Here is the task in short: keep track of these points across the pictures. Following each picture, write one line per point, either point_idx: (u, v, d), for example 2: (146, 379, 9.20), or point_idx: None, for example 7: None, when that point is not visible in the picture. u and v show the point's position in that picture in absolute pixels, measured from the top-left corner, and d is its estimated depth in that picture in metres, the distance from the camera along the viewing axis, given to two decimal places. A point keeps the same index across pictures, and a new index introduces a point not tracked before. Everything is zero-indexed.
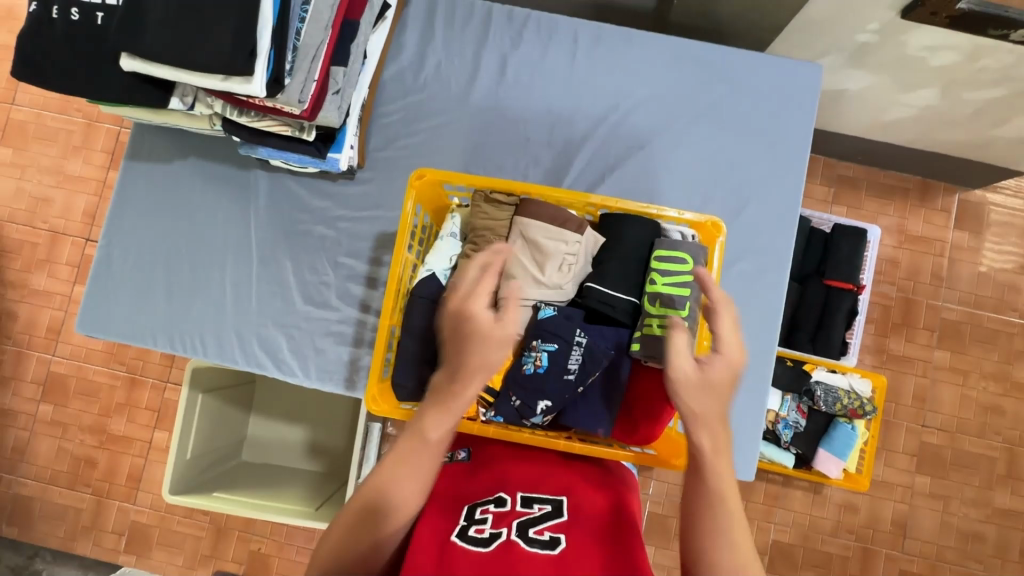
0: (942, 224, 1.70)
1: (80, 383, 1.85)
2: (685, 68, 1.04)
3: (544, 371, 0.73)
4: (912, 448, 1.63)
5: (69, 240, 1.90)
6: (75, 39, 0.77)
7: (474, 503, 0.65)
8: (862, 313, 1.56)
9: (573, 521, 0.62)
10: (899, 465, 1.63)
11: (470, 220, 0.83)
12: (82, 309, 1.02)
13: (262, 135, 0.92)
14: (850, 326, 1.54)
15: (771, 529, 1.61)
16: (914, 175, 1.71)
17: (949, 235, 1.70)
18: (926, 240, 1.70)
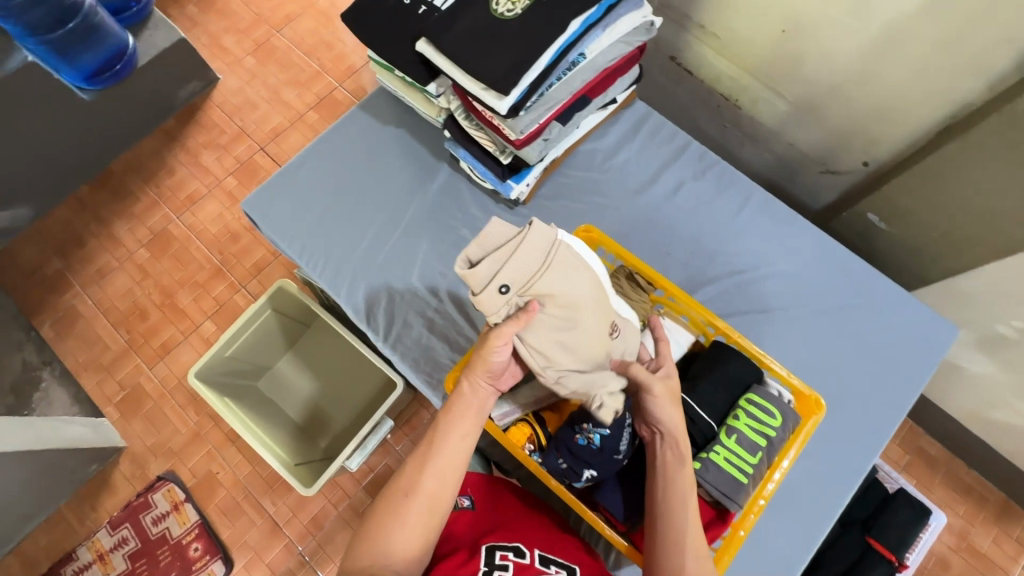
0: (1011, 554, 1.56)
1: (180, 249, 2.06)
2: (831, 268, 1.11)
3: (596, 449, 0.74)
4: None
5: (248, 143, 2.20)
6: (398, 15, 0.98)
7: (495, 547, 0.74)
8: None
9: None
10: None
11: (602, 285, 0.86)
12: (257, 191, 1.19)
13: (470, 142, 1.09)
14: None
15: None
16: (997, 489, 1.62)
17: (1014, 569, 1.55)
18: (986, 559, 1.56)
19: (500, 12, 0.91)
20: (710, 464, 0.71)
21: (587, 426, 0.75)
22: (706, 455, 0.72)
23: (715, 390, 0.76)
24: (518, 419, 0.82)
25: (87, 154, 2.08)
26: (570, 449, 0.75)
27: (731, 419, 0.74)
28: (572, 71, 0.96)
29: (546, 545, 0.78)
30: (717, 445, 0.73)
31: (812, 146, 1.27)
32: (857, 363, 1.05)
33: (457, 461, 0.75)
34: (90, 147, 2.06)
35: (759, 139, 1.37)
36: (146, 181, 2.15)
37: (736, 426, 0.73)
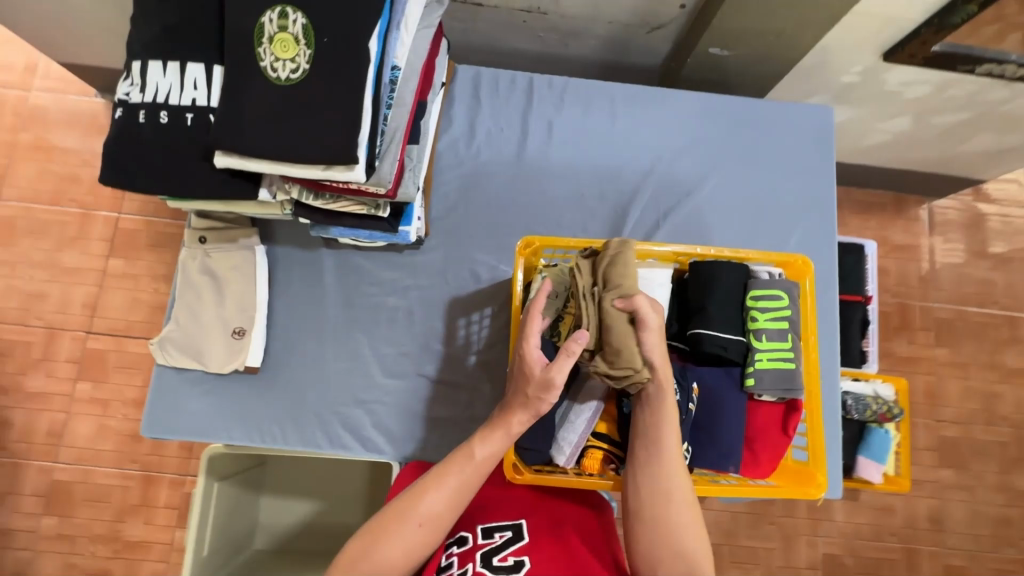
0: (919, 233, 1.73)
1: (87, 489, 1.70)
2: (714, 120, 1.13)
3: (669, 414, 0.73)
4: (933, 444, 1.60)
5: (69, 335, 1.78)
6: (169, 142, 0.77)
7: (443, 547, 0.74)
8: (874, 322, 1.47)
9: (533, 539, 0.71)
10: (924, 462, 1.59)
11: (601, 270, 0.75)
12: (147, 408, 0.97)
13: (337, 216, 0.94)
14: (865, 336, 1.44)
15: (820, 542, 1.52)
16: (887, 192, 1.75)
17: (927, 242, 1.72)
18: (908, 248, 1.72)
19: (284, 77, 0.74)
20: (761, 372, 0.74)
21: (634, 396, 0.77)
22: (754, 368, 0.75)
23: (725, 307, 0.77)
24: (586, 448, 0.77)
25: None
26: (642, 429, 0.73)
27: (752, 323, 0.76)
28: (396, 90, 0.82)
29: (487, 515, 0.76)
30: (757, 354, 0.75)
31: (629, 15, 1.23)
32: (780, 189, 1.11)
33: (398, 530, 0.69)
34: None
35: (578, 32, 1.30)
36: None
37: (760, 327, 0.76)
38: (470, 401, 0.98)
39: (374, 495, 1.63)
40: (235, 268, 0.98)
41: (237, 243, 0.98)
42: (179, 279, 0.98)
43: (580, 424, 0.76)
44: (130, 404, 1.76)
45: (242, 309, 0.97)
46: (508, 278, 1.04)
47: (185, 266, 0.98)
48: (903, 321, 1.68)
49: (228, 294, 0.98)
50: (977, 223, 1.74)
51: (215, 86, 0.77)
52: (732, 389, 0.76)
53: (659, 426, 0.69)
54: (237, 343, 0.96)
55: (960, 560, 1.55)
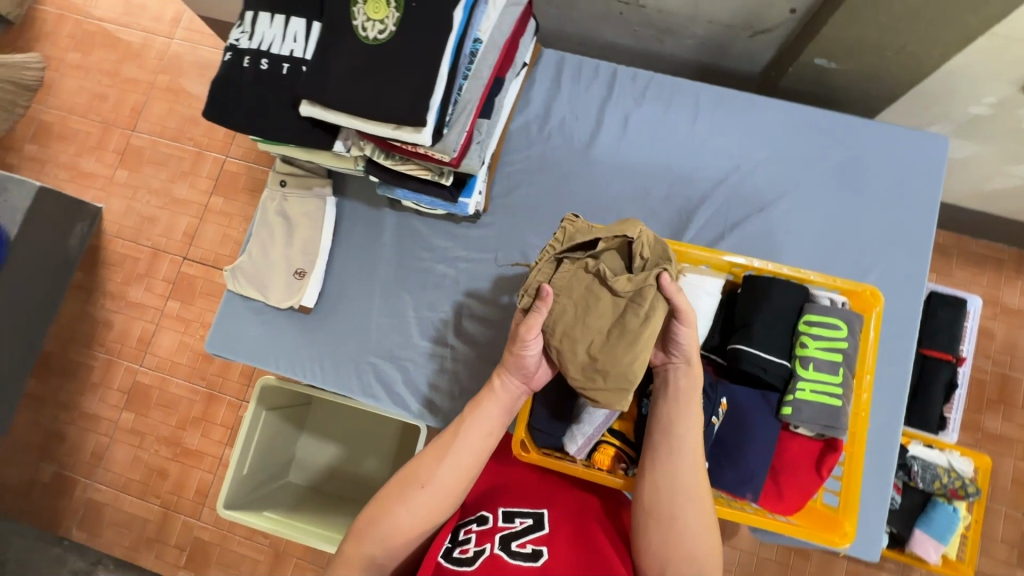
0: None
1: (161, 394, 1.92)
2: (806, 134, 1.05)
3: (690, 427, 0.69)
4: (1013, 538, 1.39)
5: (169, 258, 2.00)
6: (264, 86, 0.85)
7: (459, 525, 0.68)
8: (962, 386, 1.29)
9: (555, 533, 0.64)
10: (997, 556, 1.39)
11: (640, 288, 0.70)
12: (213, 327, 1.07)
13: (404, 178, 0.99)
14: (949, 400, 1.28)
15: None
16: (1010, 246, 1.54)
17: None
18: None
19: (372, 37, 0.79)
20: (800, 403, 0.69)
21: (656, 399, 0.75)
22: (793, 397, 0.70)
23: (773, 327, 0.72)
24: (599, 443, 0.76)
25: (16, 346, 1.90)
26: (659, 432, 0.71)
27: (800, 349, 0.71)
28: (476, 63, 0.85)
29: (509, 500, 0.70)
30: (799, 382, 0.70)
31: (730, 16, 1.17)
32: (867, 218, 1.01)
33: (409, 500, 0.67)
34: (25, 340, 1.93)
35: (675, 29, 1.26)
36: (89, 345, 1.98)
37: (809, 355, 0.70)
38: None
39: (402, 456, 1.68)
40: (306, 212, 1.05)
41: (312, 190, 1.06)
42: (258, 214, 1.08)
43: (597, 417, 0.75)
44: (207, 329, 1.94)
45: (305, 250, 1.05)
46: None
47: (266, 203, 1.08)
48: (1002, 394, 1.47)
49: (296, 234, 1.06)
50: None
51: (312, 41, 0.83)
52: (766, 414, 0.71)
53: (679, 413, 0.67)
54: (295, 281, 1.04)
55: None
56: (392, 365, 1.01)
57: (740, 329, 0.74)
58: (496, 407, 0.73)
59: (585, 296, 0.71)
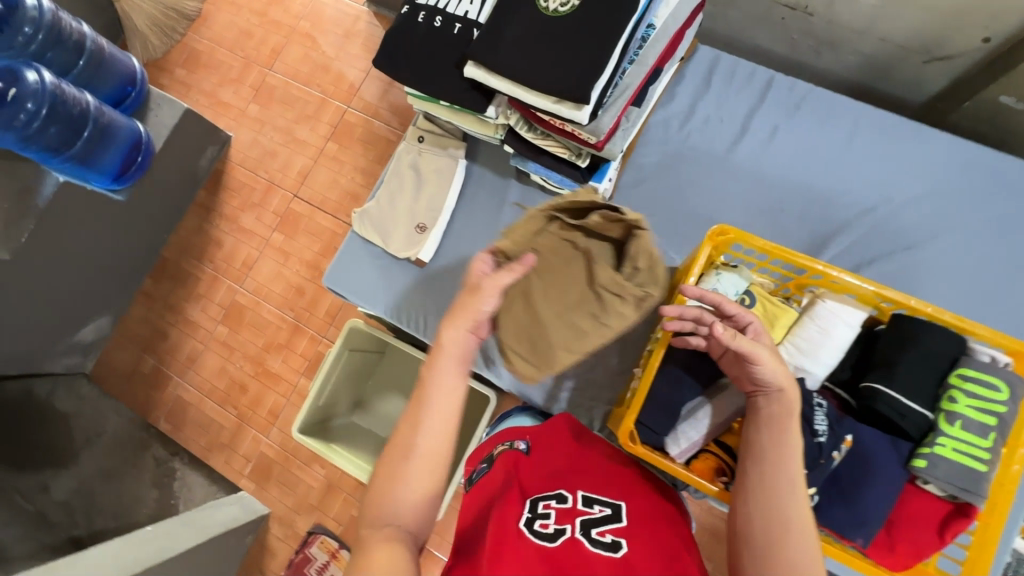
0: None
1: (254, 315, 2.07)
2: (980, 175, 0.94)
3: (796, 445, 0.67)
4: None
5: (281, 193, 2.13)
6: (435, 43, 0.88)
7: (538, 496, 0.70)
8: None
9: (633, 528, 0.66)
10: None
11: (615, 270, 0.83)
12: (333, 263, 1.13)
13: (539, 153, 0.99)
14: None
15: None
16: None
17: None
18: None
19: (553, 10, 0.80)
20: (937, 459, 0.65)
21: None
22: (930, 450, 0.65)
23: (919, 375, 0.68)
24: (702, 451, 0.74)
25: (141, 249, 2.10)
26: None
27: (946, 403, 0.66)
28: (644, 48, 0.84)
29: (587, 486, 0.72)
30: (940, 436, 0.65)
31: (909, 37, 1.08)
32: None
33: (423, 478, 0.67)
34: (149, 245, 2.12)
35: (839, 43, 1.17)
36: (199, 258, 2.15)
37: (957, 410, 0.66)
38: (593, 364, 1.00)
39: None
40: (437, 171, 1.10)
41: (446, 151, 1.10)
42: (393, 164, 1.14)
43: (706, 424, 0.73)
44: (304, 265, 2.06)
45: (430, 206, 1.09)
46: (673, 266, 1.02)
47: (401, 154, 1.13)
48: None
49: (424, 191, 1.10)
50: None
51: (488, 7, 0.86)
52: (893, 461, 0.67)
53: (770, 436, 0.63)
54: (416, 235, 1.09)
55: None
56: (493, 332, 1.05)
57: (880, 369, 0.70)
58: (455, 352, 0.70)
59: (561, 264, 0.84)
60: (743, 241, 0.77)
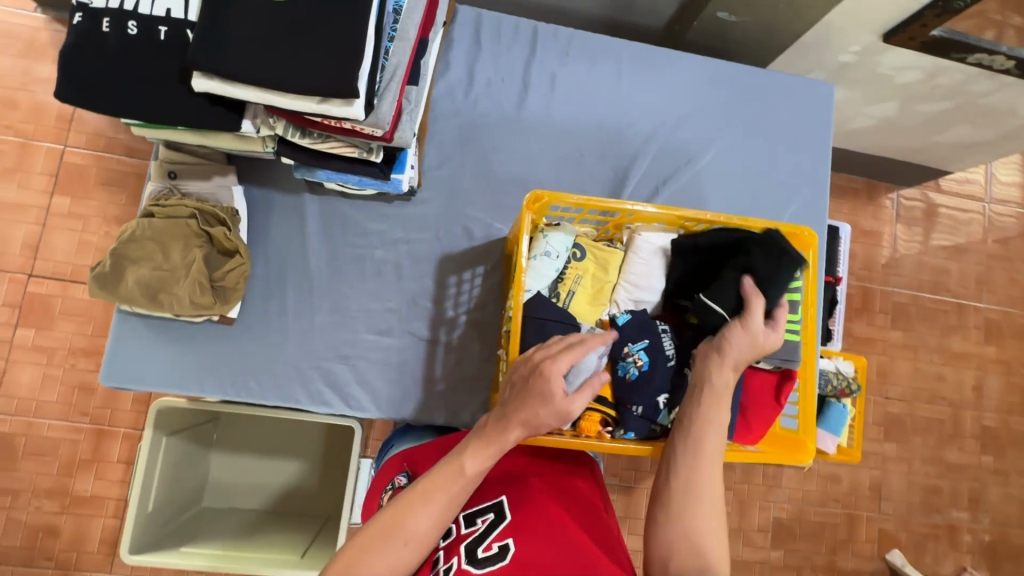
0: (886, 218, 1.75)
1: (30, 442, 1.50)
2: (720, 87, 1.10)
3: (648, 368, 0.74)
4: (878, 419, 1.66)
5: (6, 278, 1.50)
6: (139, 56, 0.69)
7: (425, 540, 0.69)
8: (841, 303, 1.44)
9: (515, 520, 0.67)
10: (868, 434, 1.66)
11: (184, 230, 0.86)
12: (107, 357, 0.89)
13: (325, 157, 0.87)
14: (831, 314, 1.41)
15: (771, 507, 1.58)
16: (859, 177, 1.75)
17: (890, 228, 1.75)
18: (870, 232, 1.74)
19: None
20: (764, 343, 0.75)
21: (629, 351, 0.75)
22: None
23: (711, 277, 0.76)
24: (584, 413, 0.75)
25: None
26: (630, 389, 0.74)
27: None
28: (399, 21, 0.77)
29: (470, 501, 0.72)
30: None
31: None
32: (778, 160, 1.10)
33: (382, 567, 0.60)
34: None
35: None
36: None
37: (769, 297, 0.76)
38: (459, 360, 0.96)
39: (335, 460, 1.56)
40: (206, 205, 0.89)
41: (211, 178, 0.90)
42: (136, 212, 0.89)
43: None
44: (79, 354, 1.52)
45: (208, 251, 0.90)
46: (502, 237, 1.00)
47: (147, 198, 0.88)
48: (865, 302, 1.70)
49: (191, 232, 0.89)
50: (949, 218, 1.77)
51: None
52: None
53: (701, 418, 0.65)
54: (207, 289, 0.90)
55: (893, 524, 1.64)
56: (343, 366, 0.94)
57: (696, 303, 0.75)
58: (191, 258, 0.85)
59: (188, 233, 0.86)
60: (557, 198, 0.77)
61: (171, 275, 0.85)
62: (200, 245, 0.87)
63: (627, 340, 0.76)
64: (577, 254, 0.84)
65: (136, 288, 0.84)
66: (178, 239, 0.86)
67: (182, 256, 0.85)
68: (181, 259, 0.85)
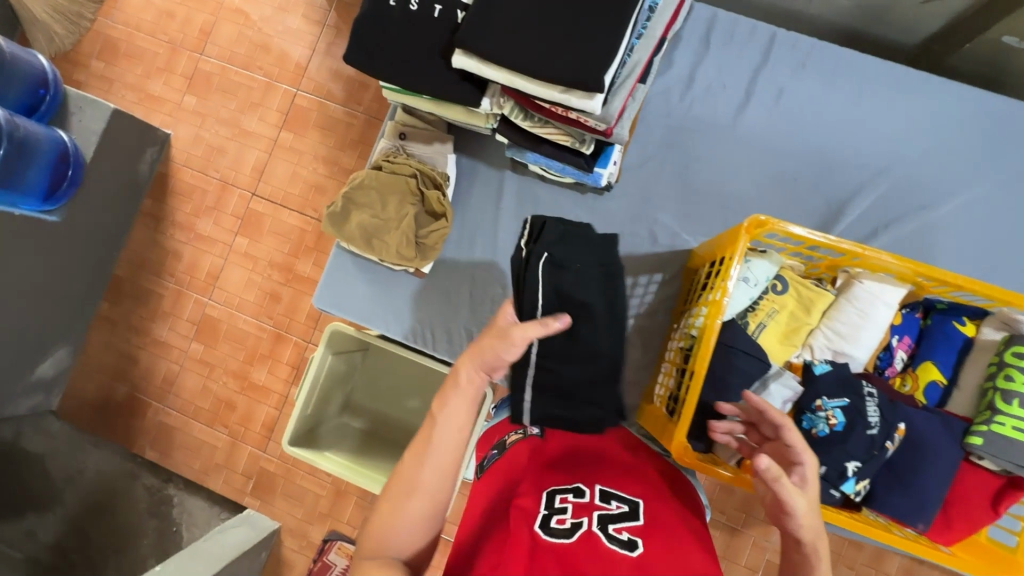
0: None
1: (230, 329, 1.65)
2: (988, 127, 0.93)
3: (842, 430, 0.67)
4: None
5: (238, 192, 1.67)
6: (414, 28, 0.77)
7: (554, 489, 0.62)
8: None
9: (651, 528, 0.58)
10: None
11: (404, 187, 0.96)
12: (320, 285, 1.03)
13: (539, 141, 0.90)
14: None
15: None
16: None
17: None
18: None
19: None
20: (997, 442, 0.64)
21: (821, 405, 0.69)
22: (987, 427, 0.65)
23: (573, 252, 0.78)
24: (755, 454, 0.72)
25: (90, 258, 1.59)
26: (812, 445, 0.68)
27: (1004, 381, 0.66)
28: (651, 19, 0.76)
29: (609, 482, 0.65)
30: (997, 416, 0.65)
31: None
32: None
33: (406, 527, 0.58)
34: (94, 253, 1.60)
35: None
36: (159, 273, 1.69)
37: (1014, 389, 0.65)
38: None
39: None
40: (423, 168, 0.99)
41: (431, 144, 1.00)
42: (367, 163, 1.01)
43: None
44: (276, 268, 1.64)
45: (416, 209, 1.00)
46: (687, 249, 0.97)
47: (378, 152, 1.00)
48: None
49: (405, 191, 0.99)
50: None
51: None
52: (948, 441, 0.67)
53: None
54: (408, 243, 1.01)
55: None
56: None
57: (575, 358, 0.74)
58: (405, 212, 0.96)
59: (407, 192, 0.97)
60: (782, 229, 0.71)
61: (386, 224, 0.96)
62: (415, 203, 0.97)
63: (821, 394, 0.70)
64: (777, 286, 0.78)
65: (356, 230, 0.96)
66: (398, 194, 0.96)
67: (400, 210, 0.96)
68: (398, 213, 0.96)
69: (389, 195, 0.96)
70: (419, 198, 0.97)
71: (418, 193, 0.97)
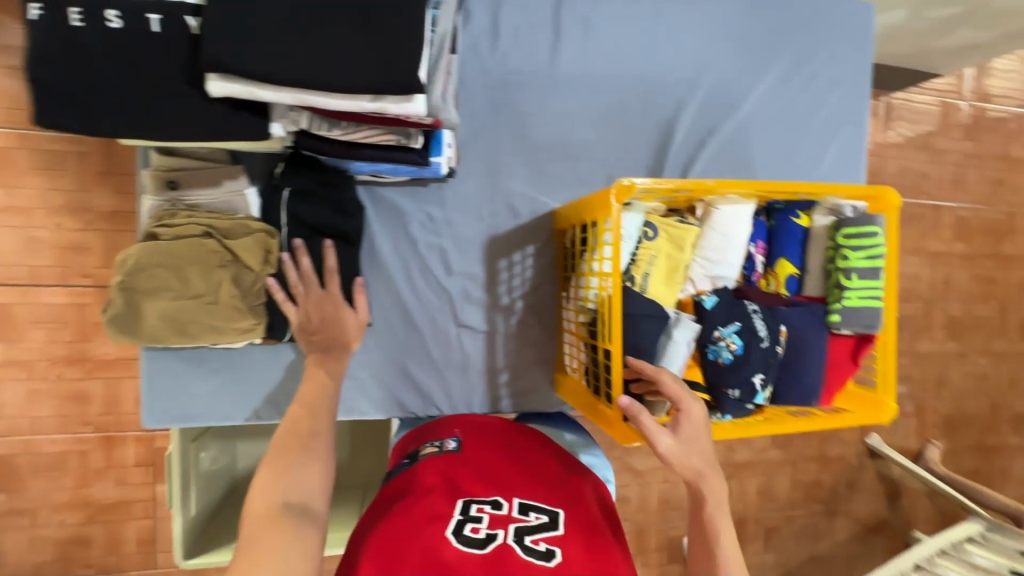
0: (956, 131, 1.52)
1: (32, 461, 1.13)
2: (762, 18, 1.00)
3: (742, 352, 0.72)
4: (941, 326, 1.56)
5: None
6: (132, 56, 0.56)
7: (469, 498, 0.60)
8: None
9: (569, 534, 0.57)
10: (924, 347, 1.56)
11: (197, 251, 0.74)
12: (144, 396, 0.81)
13: (358, 147, 0.74)
14: None
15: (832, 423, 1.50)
16: None
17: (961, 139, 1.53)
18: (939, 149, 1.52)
19: None
20: (849, 316, 0.76)
21: (720, 335, 0.74)
22: (840, 305, 0.76)
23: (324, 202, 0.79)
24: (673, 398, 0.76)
25: None
26: (723, 374, 0.73)
27: (843, 262, 0.76)
28: None
29: (528, 490, 0.62)
30: (845, 293, 0.76)
31: None
32: (820, 97, 1.04)
33: (300, 488, 0.60)
34: None
35: None
36: None
37: (852, 266, 0.75)
38: (522, 343, 0.93)
39: None
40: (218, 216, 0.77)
41: (215, 185, 0.77)
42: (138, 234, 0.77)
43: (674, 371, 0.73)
44: (61, 363, 1.11)
45: None
46: (549, 211, 0.93)
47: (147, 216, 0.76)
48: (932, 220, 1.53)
49: None
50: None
51: None
52: (816, 327, 0.77)
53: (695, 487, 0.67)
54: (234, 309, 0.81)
55: (945, 420, 1.61)
56: (409, 364, 0.89)
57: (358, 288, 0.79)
58: (215, 280, 0.75)
59: (204, 255, 0.75)
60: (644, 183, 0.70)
61: (194, 303, 0.75)
62: (222, 263, 0.76)
63: (716, 326, 0.74)
64: (649, 233, 0.78)
65: (156, 324, 0.74)
66: (195, 261, 0.74)
67: (207, 280, 0.75)
68: (206, 285, 0.75)
69: (183, 267, 0.74)
70: (227, 255, 0.76)
71: (220, 251, 0.76)
